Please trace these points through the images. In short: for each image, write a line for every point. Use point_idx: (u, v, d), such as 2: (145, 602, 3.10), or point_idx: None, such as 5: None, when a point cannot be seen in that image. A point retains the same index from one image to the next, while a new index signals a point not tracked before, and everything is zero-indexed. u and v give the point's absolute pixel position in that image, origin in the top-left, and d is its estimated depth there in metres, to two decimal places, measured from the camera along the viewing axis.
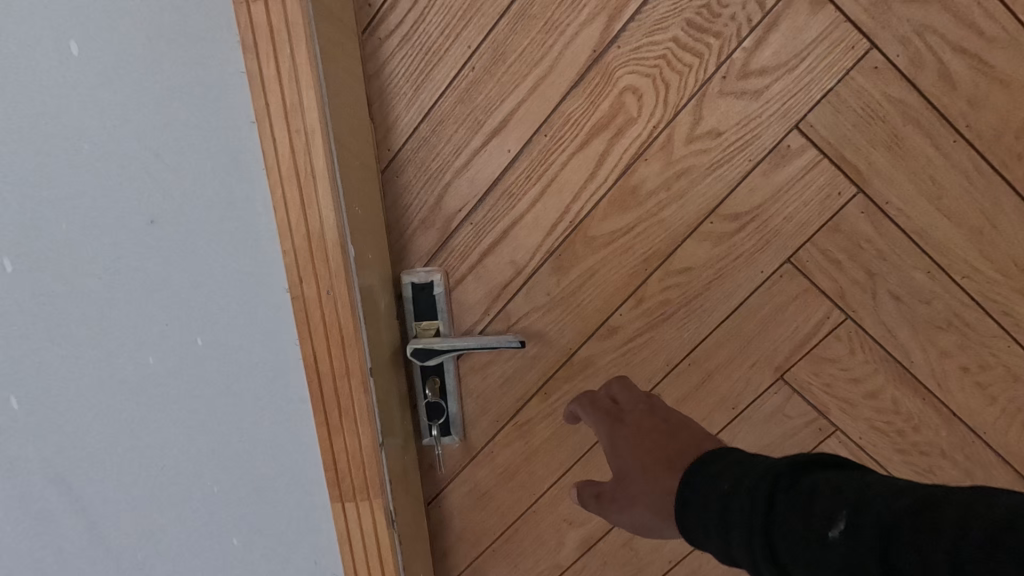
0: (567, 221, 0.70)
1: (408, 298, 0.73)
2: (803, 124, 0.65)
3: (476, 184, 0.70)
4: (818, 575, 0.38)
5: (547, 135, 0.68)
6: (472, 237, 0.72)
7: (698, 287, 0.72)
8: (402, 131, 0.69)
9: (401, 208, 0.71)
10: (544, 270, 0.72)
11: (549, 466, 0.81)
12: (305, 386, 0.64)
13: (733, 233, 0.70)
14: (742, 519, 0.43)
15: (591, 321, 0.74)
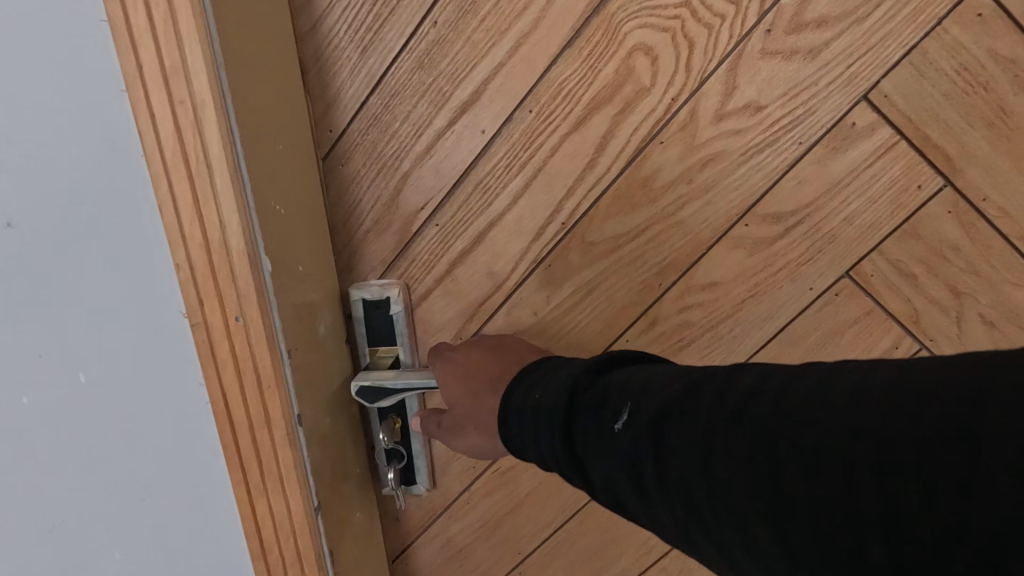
0: (559, 222, 0.55)
1: (360, 318, 0.58)
2: (874, 94, 0.49)
3: (443, 175, 0.55)
4: (605, 468, 0.36)
5: (532, 110, 0.52)
6: (437, 241, 0.56)
7: (727, 308, 0.56)
8: (345, 108, 0.54)
9: (347, 206, 0.56)
10: (529, 284, 0.57)
11: (538, 520, 0.66)
12: (218, 436, 0.50)
13: (775, 240, 0.54)
14: (555, 448, 0.39)
15: (589, 349, 0.58)
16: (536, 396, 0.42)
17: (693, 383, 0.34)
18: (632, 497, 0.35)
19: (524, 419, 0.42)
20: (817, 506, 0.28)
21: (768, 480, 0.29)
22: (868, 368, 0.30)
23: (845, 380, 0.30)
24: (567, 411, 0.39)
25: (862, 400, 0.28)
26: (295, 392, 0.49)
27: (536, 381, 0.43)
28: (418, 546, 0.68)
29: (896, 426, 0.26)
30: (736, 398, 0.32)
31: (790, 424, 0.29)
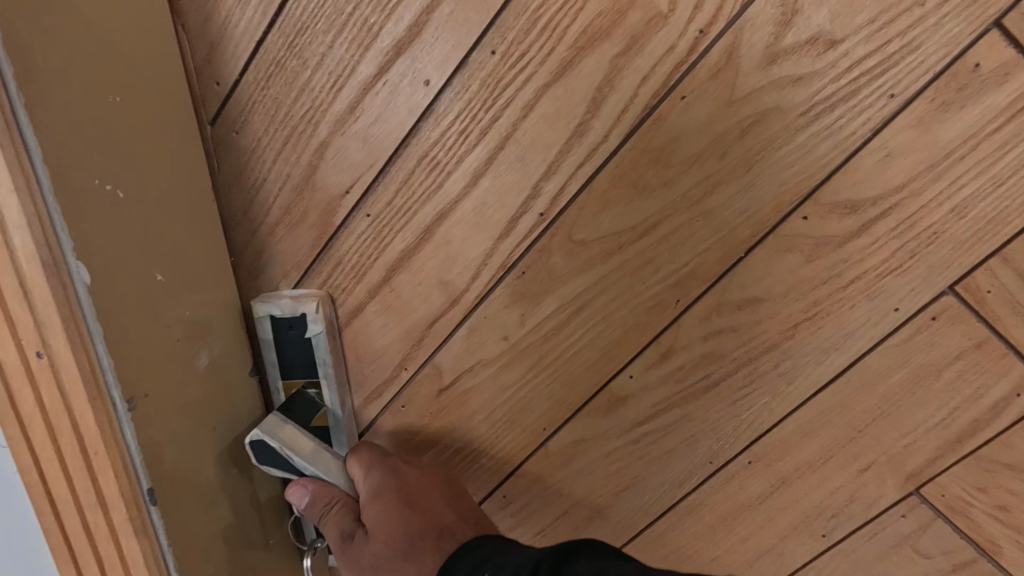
0: (536, 213, 0.39)
1: (268, 341, 0.43)
2: (1013, 18, 0.32)
3: (374, 145, 0.39)
4: None
5: (495, 50, 0.36)
6: (368, 237, 0.41)
7: (774, 335, 0.40)
8: (234, 50, 0.38)
9: (245, 190, 0.41)
10: (496, 299, 0.41)
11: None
12: (37, 518, 0.35)
13: (846, 240, 0.37)
14: None
15: (580, 387, 0.43)
16: None
17: None
18: None
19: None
20: None
21: None
22: None
23: None
24: None
25: None
26: (140, 458, 0.34)
27: (488, 557, 0.34)
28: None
29: None
30: None
31: None
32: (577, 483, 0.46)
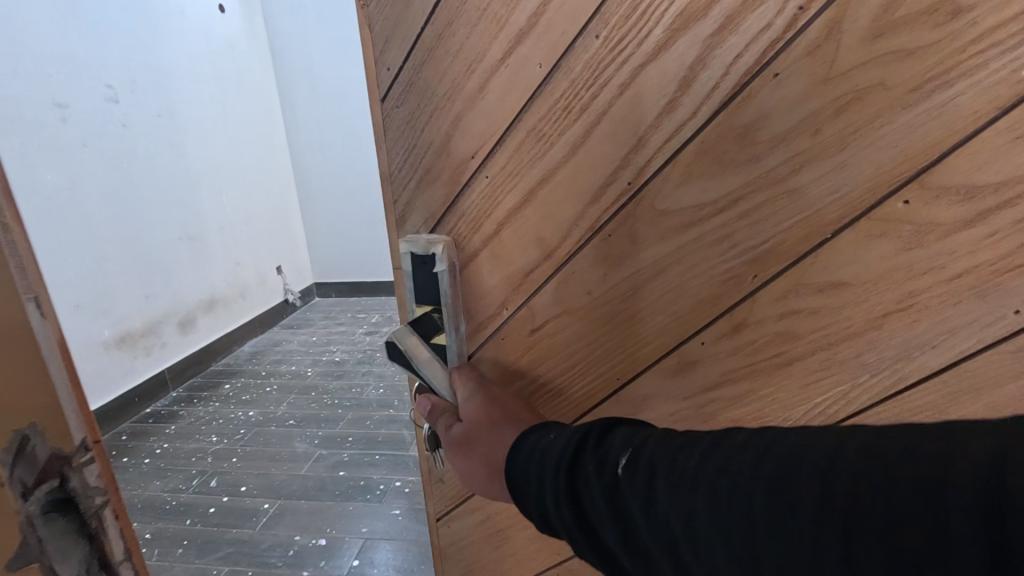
0: (624, 182, 0.43)
1: (407, 272, 0.54)
2: None
3: (495, 119, 0.46)
4: (609, 511, 0.28)
5: (598, 37, 0.41)
6: (485, 197, 0.49)
7: (856, 323, 0.39)
8: (401, 42, 0.48)
9: (400, 153, 0.51)
10: (582, 257, 0.47)
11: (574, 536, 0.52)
12: None
13: (955, 230, 0.35)
14: (555, 499, 0.31)
15: (655, 346, 0.47)
16: (547, 439, 0.35)
17: (706, 440, 0.28)
18: (625, 555, 0.28)
19: (533, 465, 0.34)
20: (791, 562, 0.22)
21: (743, 516, 0.24)
22: (886, 432, 0.24)
23: (849, 447, 0.23)
24: (578, 452, 0.32)
25: (861, 459, 0.23)
26: None
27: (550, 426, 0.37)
28: (444, 523, 0.58)
29: (871, 473, 0.22)
30: (740, 454, 0.26)
31: (771, 476, 0.24)
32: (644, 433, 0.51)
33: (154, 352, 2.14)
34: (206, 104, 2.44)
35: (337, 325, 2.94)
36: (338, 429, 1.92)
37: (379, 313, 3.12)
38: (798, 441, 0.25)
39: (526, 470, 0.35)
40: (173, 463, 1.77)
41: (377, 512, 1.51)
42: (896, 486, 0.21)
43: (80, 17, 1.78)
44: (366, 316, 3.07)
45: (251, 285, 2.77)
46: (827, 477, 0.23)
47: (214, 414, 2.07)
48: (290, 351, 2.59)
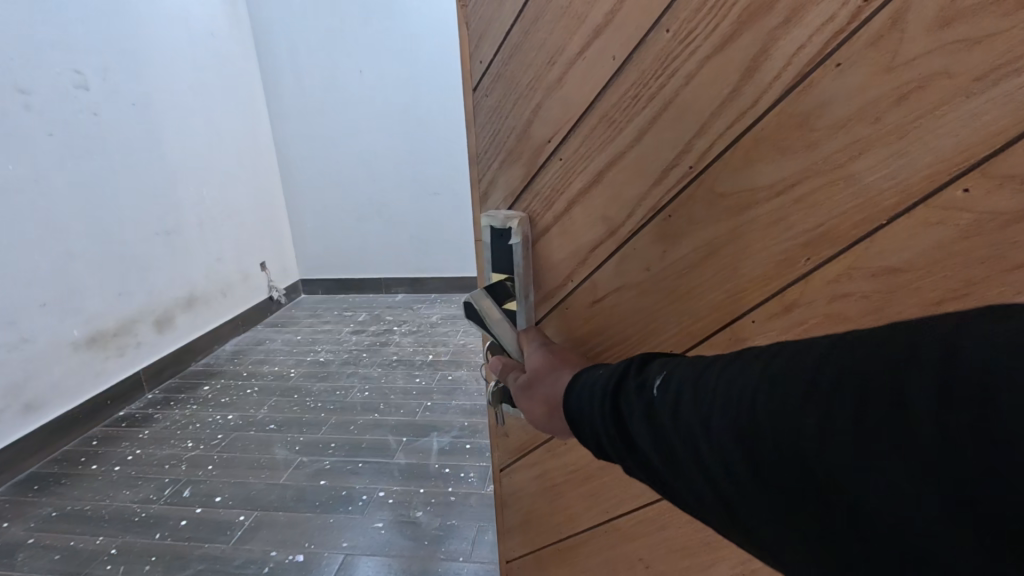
0: (687, 165, 0.55)
1: (487, 243, 0.69)
2: None
3: (571, 106, 0.59)
4: (644, 422, 0.42)
5: (668, 32, 0.52)
6: (559, 178, 0.63)
7: (912, 312, 0.51)
8: (491, 39, 0.62)
9: (488, 134, 0.67)
10: (644, 235, 0.60)
11: (609, 504, 0.86)
12: None
13: (1015, 219, 0.45)
14: (606, 422, 0.45)
15: (704, 318, 0.60)
16: (595, 384, 0.48)
17: (717, 364, 0.41)
18: (655, 455, 0.41)
19: (584, 401, 0.48)
20: (757, 443, 0.35)
21: (728, 415, 0.37)
22: (838, 344, 0.35)
23: (813, 358, 0.35)
24: (621, 387, 0.45)
25: (814, 365, 0.35)
26: None
27: (587, 377, 0.50)
28: (507, 471, 0.96)
29: (818, 376, 0.34)
30: (735, 371, 0.39)
31: (753, 384, 0.37)
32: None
33: (123, 351, 3.06)
34: (189, 155, 3.56)
35: (323, 322, 4.27)
36: (314, 436, 2.58)
37: (364, 312, 4.45)
38: (788, 370, 0.36)
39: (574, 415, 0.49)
40: (143, 472, 2.41)
41: (358, 526, 1.97)
42: (830, 384, 0.33)
43: (59, 56, 2.68)
44: (350, 316, 4.39)
45: (235, 282, 4.03)
46: (796, 396, 0.34)
47: (190, 417, 2.88)
48: (272, 349, 3.74)
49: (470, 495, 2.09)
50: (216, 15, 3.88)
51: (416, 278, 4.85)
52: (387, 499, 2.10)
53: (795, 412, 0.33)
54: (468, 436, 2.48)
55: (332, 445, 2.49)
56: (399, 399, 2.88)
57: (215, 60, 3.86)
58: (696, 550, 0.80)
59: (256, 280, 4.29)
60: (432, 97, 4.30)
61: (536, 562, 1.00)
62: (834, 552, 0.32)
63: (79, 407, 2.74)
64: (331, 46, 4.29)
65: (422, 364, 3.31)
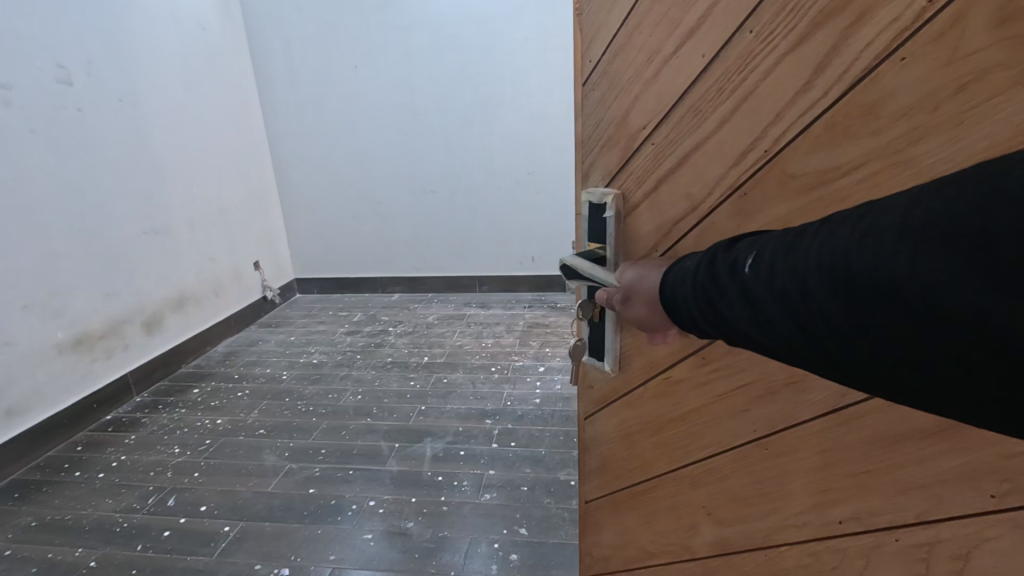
0: (762, 150, 0.63)
1: (586, 216, 0.85)
2: None
3: (661, 99, 0.71)
4: (736, 289, 0.52)
5: (751, 32, 0.60)
6: (651, 158, 0.75)
7: None
8: (601, 42, 0.79)
9: (593, 124, 0.84)
10: (722, 211, 0.68)
11: (677, 452, 0.95)
12: None
13: None
14: (703, 295, 0.55)
15: None
16: (687, 272, 0.58)
17: (803, 231, 0.48)
18: (746, 314, 0.51)
19: (680, 288, 0.58)
20: (834, 288, 0.43)
21: (810, 270, 0.45)
22: (912, 194, 0.41)
23: (887, 211, 0.41)
24: (716, 268, 0.55)
25: (885, 217, 0.41)
26: None
27: (680, 270, 0.60)
28: (591, 418, 1.11)
29: (887, 223, 0.41)
30: (820, 232, 0.46)
31: (834, 240, 0.44)
32: (709, 387, 0.86)
33: (111, 354, 2.99)
34: (179, 152, 3.53)
35: (317, 322, 4.26)
36: (306, 442, 2.52)
37: (359, 312, 4.43)
38: (887, 216, 0.41)
39: (674, 298, 0.60)
40: (129, 481, 2.33)
41: (348, 539, 1.91)
42: (897, 228, 0.40)
43: (39, 51, 2.60)
44: (346, 316, 4.37)
45: (227, 281, 4.01)
46: (889, 240, 0.40)
47: (180, 421, 2.82)
48: (264, 350, 3.73)
49: (463, 505, 2.04)
50: (208, 11, 3.84)
51: (412, 278, 4.85)
52: (378, 508, 2.04)
53: (886, 253, 0.40)
54: (462, 442, 2.44)
55: (323, 452, 2.44)
56: (394, 403, 2.83)
57: (207, 56, 3.83)
58: (756, 501, 0.86)
59: (248, 280, 4.26)
60: (430, 97, 4.30)
61: (613, 505, 1.13)
62: (888, 360, 0.42)
63: (65, 412, 2.69)
64: (325, 45, 4.27)
65: (416, 368, 3.25)
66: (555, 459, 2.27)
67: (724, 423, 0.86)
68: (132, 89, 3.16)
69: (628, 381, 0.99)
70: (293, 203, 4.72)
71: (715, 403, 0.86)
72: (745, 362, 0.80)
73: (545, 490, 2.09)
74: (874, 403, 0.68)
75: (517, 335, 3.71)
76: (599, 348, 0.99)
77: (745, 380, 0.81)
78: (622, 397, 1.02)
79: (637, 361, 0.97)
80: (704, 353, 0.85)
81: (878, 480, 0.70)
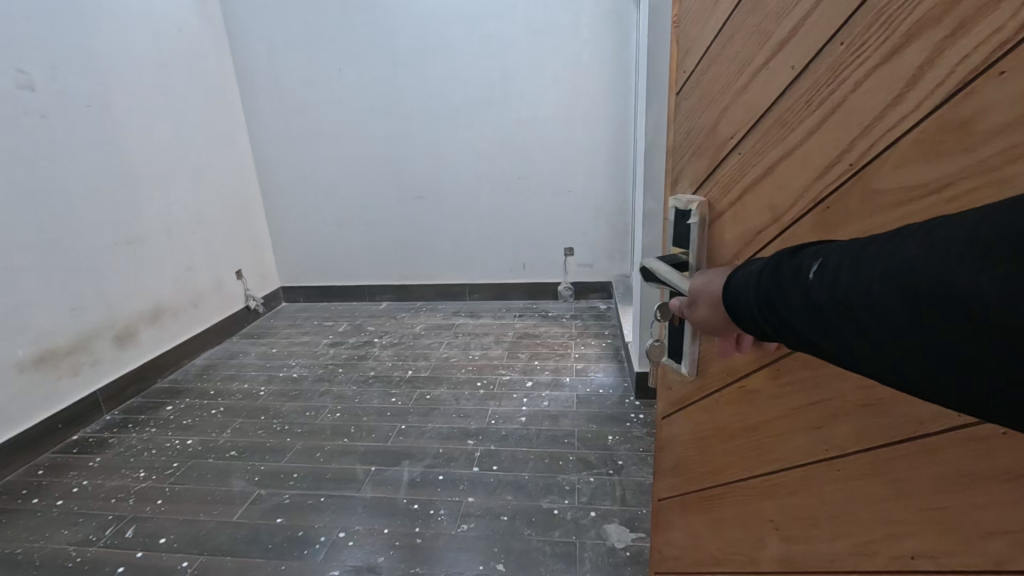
0: (846, 164, 0.60)
1: (671, 219, 0.82)
2: None
3: (748, 110, 0.70)
4: (794, 295, 0.48)
5: (844, 42, 0.57)
6: (737, 167, 0.74)
7: None
8: (694, 50, 0.80)
9: (683, 130, 0.85)
10: (804, 225, 0.65)
11: (749, 462, 0.85)
12: None
13: None
14: (760, 301, 0.51)
15: None
16: (746, 277, 0.54)
17: (872, 239, 0.44)
18: (805, 323, 0.47)
19: (735, 293, 0.55)
20: (900, 300, 0.40)
21: (875, 280, 0.42)
22: (995, 207, 0.37)
23: (966, 223, 0.38)
24: (774, 274, 0.50)
25: (960, 229, 0.38)
26: None
27: (740, 274, 0.56)
28: (666, 421, 1.03)
29: (963, 236, 0.37)
30: (890, 242, 0.42)
31: (905, 250, 0.40)
32: (784, 400, 0.77)
33: (77, 373, 2.85)
34: (153, 160, 3.39)
35: (302, 332, 4.14)
36: (275, 465, 2.39)
37: (345, 322, 4.30)
38: (963, 229, 0.38)
39: (734, 300, 0.55)
40: (90, 508, 2.20)
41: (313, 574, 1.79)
42: (973, 240, 0.36)
43: None
44: (331, 325, 4.24)
45: (208, 292, 3.88)
46: (955, 257, 0.37)
47: (148, 442, 2.68)
48: (244, 363, 3.59)
49: (439, 537, 1.91)
50: (186, 13, 3.72)
51: (400, 285, 4.72)
52: (348, 540, 1.92)
53: (950, 268, 0.37)
54: (441, 465, 2.31)
55: (295, 476, 2.31)
56: (373, 422, 2.70)
57: (185, 58, 3.71)
58: (824, 521, 0.75)
59: (230, 290, 4.15)
60: (415, 99, 4.17)
61: (680, 509, 1.04)
62: (958, 379, 0.39)
63: (27, 433, 2.55)
64: (309, 47, 4.15)
65: (399, 383, 3.12)
66: (538, 484, 2.14)
67: (800, 436, 0.75)
68: (101, 94, 3.03)
69: (704, 386, 0.91)
70: (276, 209, 4.60)
71: (789, 417, 0.76)
72: (820, 379, 0.70)
73: (526, 520, 1.96)
74: (961, 432, 0.57)
75: (506, 346, 3.58)
76: (675, 348, 0.91)
77: (819, 398, 0.71)
78: (697, 400, 0.93)
79: (712, 367, 0.88)
80: (779, 366, 0.77)
81: (954, 517, 0.59)
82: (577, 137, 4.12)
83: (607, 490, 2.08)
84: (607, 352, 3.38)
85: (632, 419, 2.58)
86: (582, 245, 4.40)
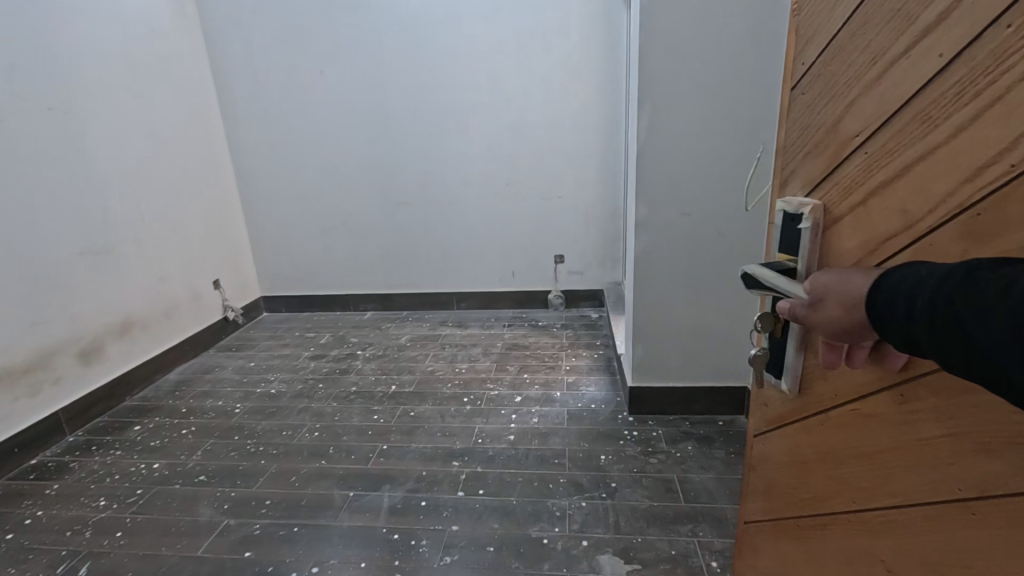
0: (1006, 164, 0.51)
1: (779, 225, 0.81)
2: None
3: (881, 104, 0.64)
4: (982, 306, 0.46)
5: (1008, 28, 0.50)
6: (863, 169, 0.68)
7: None
8: (818, 41, 0.75)
9: (799, 129, 0.80)
10: (948, 230, 0.58)
11: (859, 493, 0.75)
12: None
13: None
14: (930, 306, 0.50)
15: None
16: (914, 280, 0.53)
17: None
18: (983, 336, 0.46)
19: (897, 295, 0.54)
20: None
21: None
22: None
23: None
24: (961, 283, 0.48)
25: None
26: None
27: (900, 278, 0.54)
28: (759, 437, 0.98)
29: None
30: None
31: None
32: (907, 429, 0.66)
33: (36, 393, 2.68)
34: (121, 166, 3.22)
35: (284, 344, 3.98)
36: (241, 493, 2.24)
37: (327, 333, 4.14)
38: None
39: (887, 304, 0.55)
40: (41, 542, 2.03)
41: None
42: None
43: None
44: (314, 337, 4.09)
45: (183, 302, 3.72)
46: None
47: (112, 466, 2.52)
48: (220, 378, 3.42)
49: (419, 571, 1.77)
50: (159, 10, 3.56)
51: (386, 294, 4.57)
52: None
53: None
54: (424, 490, 2.17)
55: (267, 503, 2.16)
56: (353, 442, 2.56)
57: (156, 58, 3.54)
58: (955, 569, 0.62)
59: (207, 301, 3.97)
60: (399, 101, 4.05)
61: (775, 533, 0.95)
62: None
63: None
64: (289, 48, 4.01)
65: (381, 399, 2.97)
66: (526, 510, 2.01)
67: (923, 469, 0.64)
68: (62, 95, 2.85)
69: (808, 407, 0.83)
70: (255, 214, 4.44)
71: (911, 448, 0.65)
72: (957, 410, 0.59)
73: (514, 551, 1.83)
74: None
75: (494, 358, 3.45)
76: (775, 361, 0.86)
77: (953, 429, 0.60)
78: (798, 420, 0.86)
79: (818, 385, 0.80)
80: (905, 391, 0.65)
81: None
82: (567, 140, 4.01)
83: (600, 516, 1.96)
84: (598, 364, 3.27)
85: (626, 437, 2.46)
86: (574, 251, 4.29)
